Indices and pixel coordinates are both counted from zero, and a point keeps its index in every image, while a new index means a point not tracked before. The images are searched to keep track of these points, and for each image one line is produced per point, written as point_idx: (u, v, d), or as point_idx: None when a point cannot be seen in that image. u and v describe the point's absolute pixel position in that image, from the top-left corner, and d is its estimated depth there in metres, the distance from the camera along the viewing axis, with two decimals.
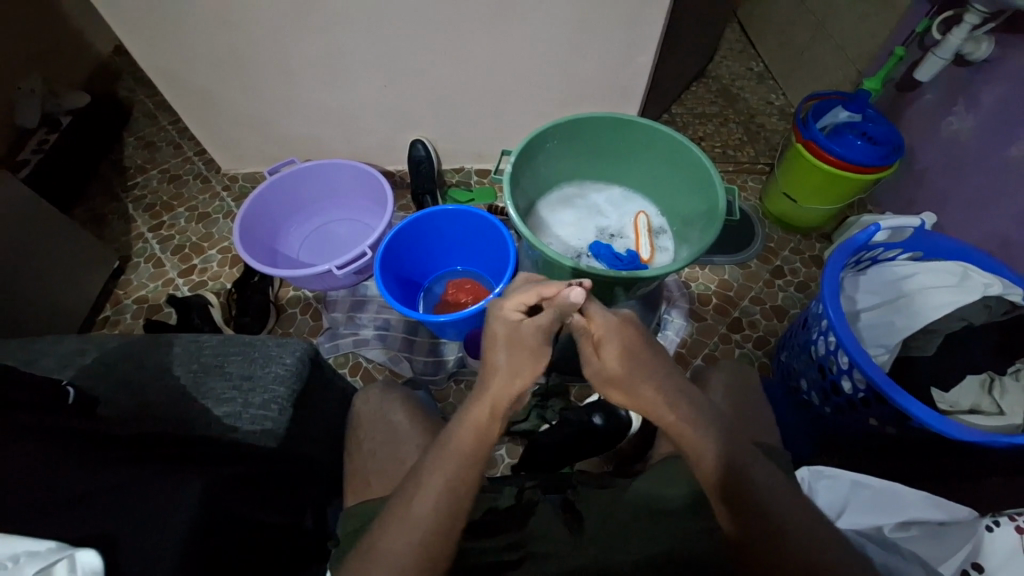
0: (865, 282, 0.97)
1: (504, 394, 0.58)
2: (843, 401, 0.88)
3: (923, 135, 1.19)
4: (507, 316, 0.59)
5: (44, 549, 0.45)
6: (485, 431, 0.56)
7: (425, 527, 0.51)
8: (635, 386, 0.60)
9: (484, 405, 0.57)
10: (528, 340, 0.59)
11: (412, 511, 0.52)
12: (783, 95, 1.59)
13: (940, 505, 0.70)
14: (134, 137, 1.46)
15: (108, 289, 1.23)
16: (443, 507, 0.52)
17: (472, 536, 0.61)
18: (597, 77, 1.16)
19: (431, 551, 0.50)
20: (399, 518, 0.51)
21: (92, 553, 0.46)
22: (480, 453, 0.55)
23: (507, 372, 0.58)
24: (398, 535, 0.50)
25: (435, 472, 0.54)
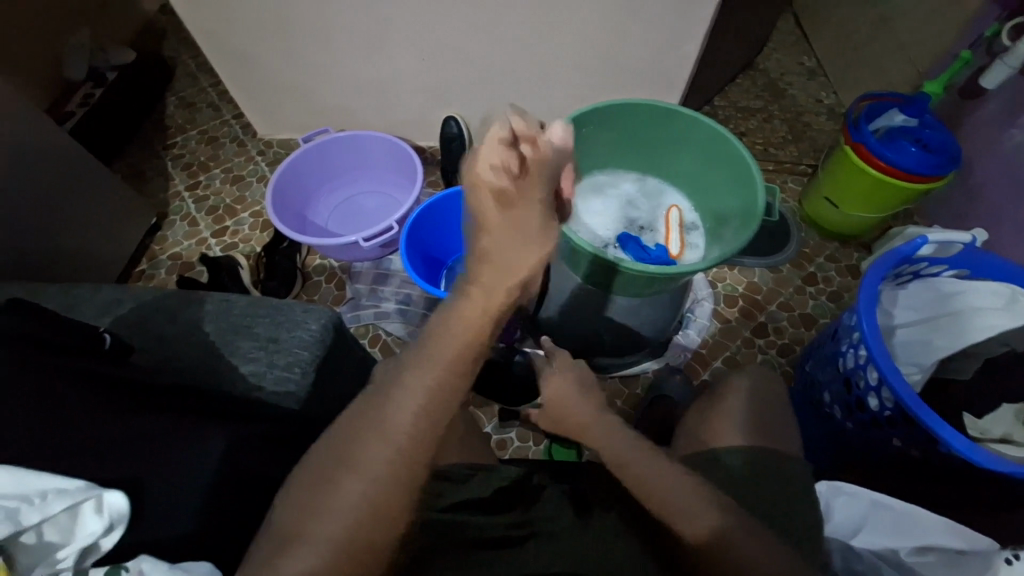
0: (905, 297, 0.92)
1: (495, 290, 0.56)
2: (868, 418, 0.86)
3: (984, 146, 1.11)
4: (495, 191, 0.54)
5: (72, 488, 0.47)
6: (473, 334, 0.54)
7: (399, 443, 0.49)
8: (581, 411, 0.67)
9: (474, 306, 0.55)
10: (525, 220, 0.56)
11: (386, 424, 0.49)
12: (834, 94, 1.51)
13: (962, 534, 0.66)
14: (176, 97, 1.49)
15: (145, 243, 1.27)
16: (423, 436, 0.50)
17: (462, 514, 0.60)
18: (640, 62, 1.12)
19: (402, 477, 0.48)
20: (370, 431, 0.49)
21: (119, 496, 0.48)
22: (471, 353, 0.54)
23: (506, 267, 0.56)
24: (371, 453, 0.48)
25: (417, 374, 0.51)
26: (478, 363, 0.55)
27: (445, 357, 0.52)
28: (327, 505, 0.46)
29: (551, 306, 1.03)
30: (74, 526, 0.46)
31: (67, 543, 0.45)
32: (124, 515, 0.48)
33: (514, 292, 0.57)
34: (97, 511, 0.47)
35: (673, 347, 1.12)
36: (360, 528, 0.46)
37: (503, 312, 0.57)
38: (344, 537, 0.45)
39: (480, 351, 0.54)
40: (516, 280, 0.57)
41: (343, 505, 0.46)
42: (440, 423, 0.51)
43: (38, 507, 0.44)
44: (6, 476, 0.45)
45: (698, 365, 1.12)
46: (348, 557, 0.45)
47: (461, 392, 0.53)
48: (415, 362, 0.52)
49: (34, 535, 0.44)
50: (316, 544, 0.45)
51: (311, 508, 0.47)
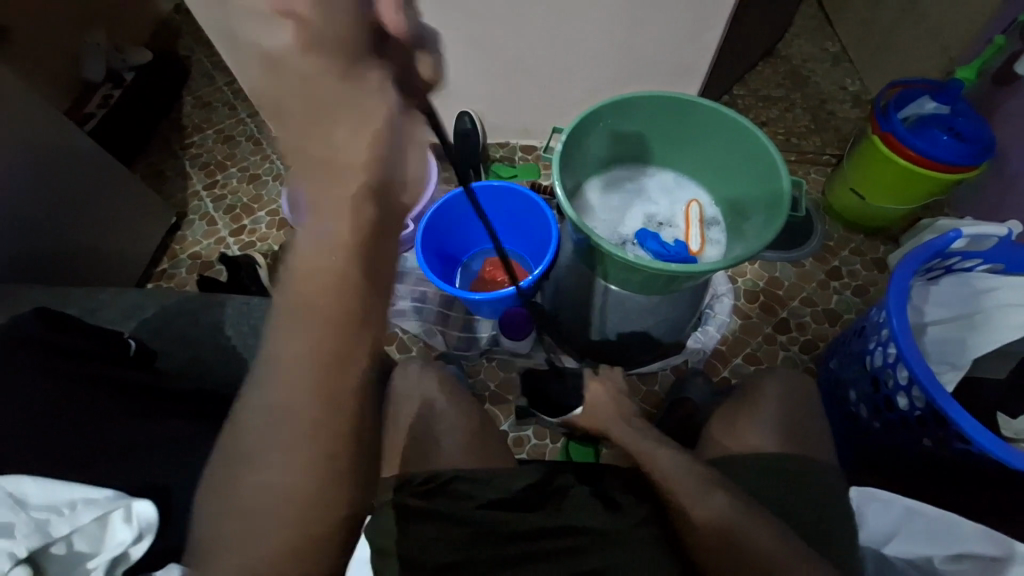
0: (937, 293, 0.88)
1: (332, 214, 0.35)
2: (896, 418, 0.83)
3: (1020, 135, 1.07)
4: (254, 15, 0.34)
5: (102, 497, 0.48)
6: (338, 285, 0.37)
7: (300, 433, 0.41)
8: (611, 420, 0.76)
9: (322, 260, 0.37)
10: (268, 53, 0.33)
11: (278, 411, 0.41)
12: (860, 81, 1.45)
13: (995, 539, 0.63)
14: (193, 96, 1.50)
15: (165, 243, 1.28)
16: (330, 427, 0.41)
17: (449, 500, 0.61)
18: (658, 52, 1.09)
19: (319, 469, 0.42)
20: (263, 420, 0.41)
21: (147, 504, 0.49)
22: (351, 313, 0.38)
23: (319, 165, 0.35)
24: (276, 447, 0.41)
25: (289, 352, 0.39)
26: (371, 322, 0.39)
27: (314, 327, 0.38)
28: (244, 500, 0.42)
29: (569, 301, 1.02)
30: (103, 535, 0.47)
31: (96, 553, 0.46)
32: (153, 523, 0.49)
33: (367, 204, 0.36)
34: (126, 520, 0.48)
35: (692, 344, 1.10)
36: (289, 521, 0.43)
37: (363, 250, 0.37)
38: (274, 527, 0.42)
39: (361, 308, 0.38)
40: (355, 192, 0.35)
41: (265, 503, 0.42)
42: (344, 405, 0.41)
43: (68, 517, 0.45)
44: (38, 487, 0.46)
45: (718, 363, 1.10)
46: (283, 548, 0.43)
47: (354, 363, 0.40)
48: (281, 335, 0.39)
49: (63, 546, 0.45)
50: (244, 545, 0.42)
51: (238, 510, 0.42)
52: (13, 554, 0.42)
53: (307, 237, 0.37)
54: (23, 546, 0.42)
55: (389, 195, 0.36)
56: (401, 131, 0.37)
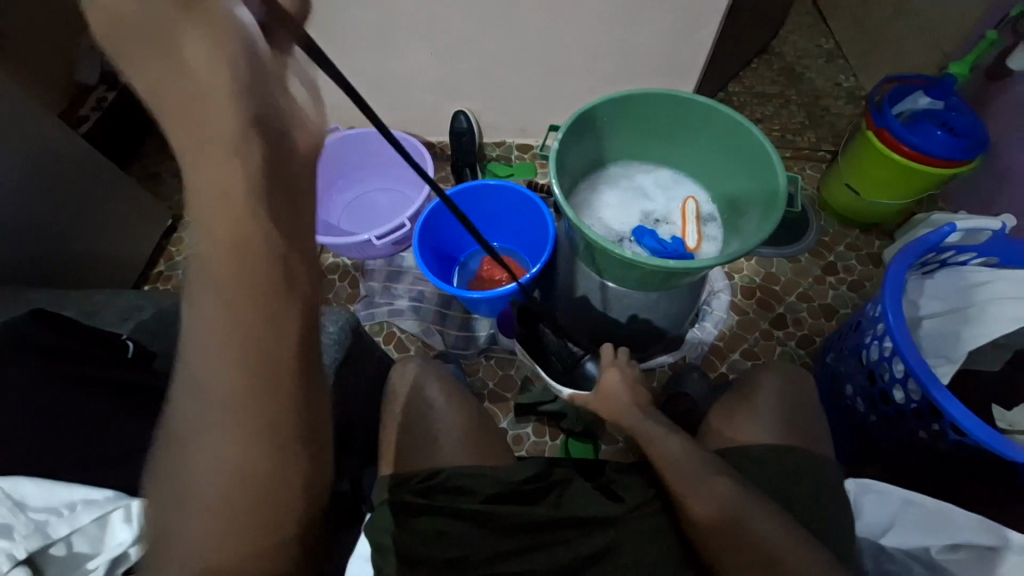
0: (932, 287, 0.89)
1: (219, 153, 0.32)
2: (892, 410, 0.84)
3: (1011, 129, 1.08)
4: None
5: (100, 498, 0.49)
6: (250, 228, 0.33)
7: (229, 412, 0.35)
8: (619, 405, 0.76)
9: (217, 211, 0.32)
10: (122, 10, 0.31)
11: (203, 388, 0.35)
12: (854, 76, 1.46)
13: (993, 530, 0.63)
14: None
15: (161, 245, 1.28)
16: (268, 401, 0.35)
17: (449, 497, 0.61)
18: (654, 50, 1.09)
19: (261, 454, 0.36)
20: (187, 404, 0.35)
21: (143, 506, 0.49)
22: (265, 260, 0.33)
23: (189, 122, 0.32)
24: (207, 433, 0.35)
25: (210, 310, 0.33)
26: (296, 272, 0.35)
27: (229, 282, 0.33)
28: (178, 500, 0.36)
29: (568, 298, 1.04)
30: (103, 535, 0.48)
31: (97, 552, 0.48)
32: None
33: (252, 140, 0.33)
34: (124, 521, 0.48)
35: (690, 340, 1.10)
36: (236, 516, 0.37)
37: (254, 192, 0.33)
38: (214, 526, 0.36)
39: (279, 254, 0.34)
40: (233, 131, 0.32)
41: (210, 493, 0.36)
42: (276, 375, 0.35)
43: (68, 518, 0.47)
44: (37, 488, 0.47)
45: (716, 359, 1.10)
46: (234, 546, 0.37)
47: (282, 322, 0.34)
48: (193, 298, 0.33)
49: (63, 547, 0.47)
50: (187, 536, 0.36)
51: (179, 502, 0.36)
52: (13, 555, 0.44)
53: (204, 178, 0.32)
54: (22, 548, 0.44)
55: (273, 137, 0.33)
56: (273, 73, 0.34)
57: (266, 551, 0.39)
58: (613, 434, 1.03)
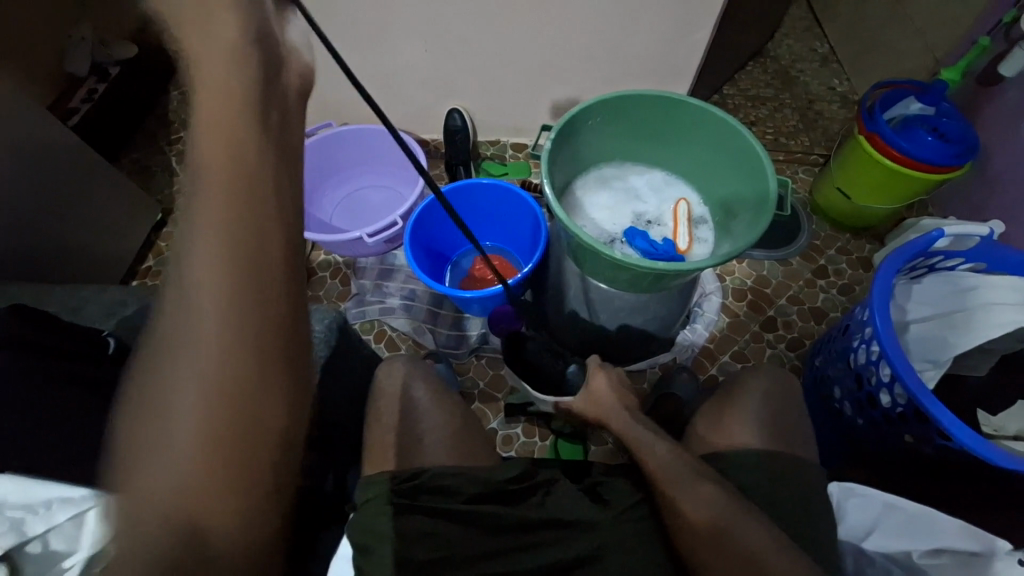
0: (919, 292, 0.89)
1: (225, 73, 0.38)
2: (880, 415, 0.84)
3: (1000, 136, 1.09)
4: None
5: (76, 496, 0.48)
6: (253, 144, 0.38)
7: (213, 319, 0.37)
8: (610, 406, 0.76)
9: (219, 127, 0.37)
10: None
11: (191, 294, 0.37)
12: (847, 81, 1.47)
13: (974, 535, 0.64)
14: (179, 91, 1.48)
15: (151, 240, 1.27)
16: (253, 299, 0.38)
17: (433, 497, 0.60)
18: (649, 50, 1.09)
19: (246, 358, 0.38)
20: (176, 307, 0.37)
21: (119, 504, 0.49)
22: (261, 169, 0.39)
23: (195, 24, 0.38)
24: (191, 342, 0.37)
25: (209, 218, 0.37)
26: (284, 190, 0.40)
27: (226, 191, 0.37)
28: (158, 405, 0.37)
29: (558, 299, 1.04)
30: (81, 533, 0.48)
31: (74, 550, 0.47)
32: None
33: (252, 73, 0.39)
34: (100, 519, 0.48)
35: (681, 342, 1.11)
36: (215, 426, 0.38)
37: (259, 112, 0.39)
38: (191, 434, 0.37)
39: (271, 168, 0.39)
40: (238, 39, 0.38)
41: (187, 416, 0.37)
42: (266, 282, 0.39)
43: (44, 516, 0.47)
44: (14, 487, 0.47)
45: (705, 360, 1.11)
46: (213, 469, 0.38)
47: (270, 223, 0.39)
48: (192, 203, 0.38)
49: (38, 545, 0.46)
50: (162, 463, 0.37)
51: (153, 428, 0.37)
52: None
53: (210, 92, 0.38)
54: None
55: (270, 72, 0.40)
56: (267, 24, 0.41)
57: (241, 486, 0.39)
58: (602, 435, 1.03)
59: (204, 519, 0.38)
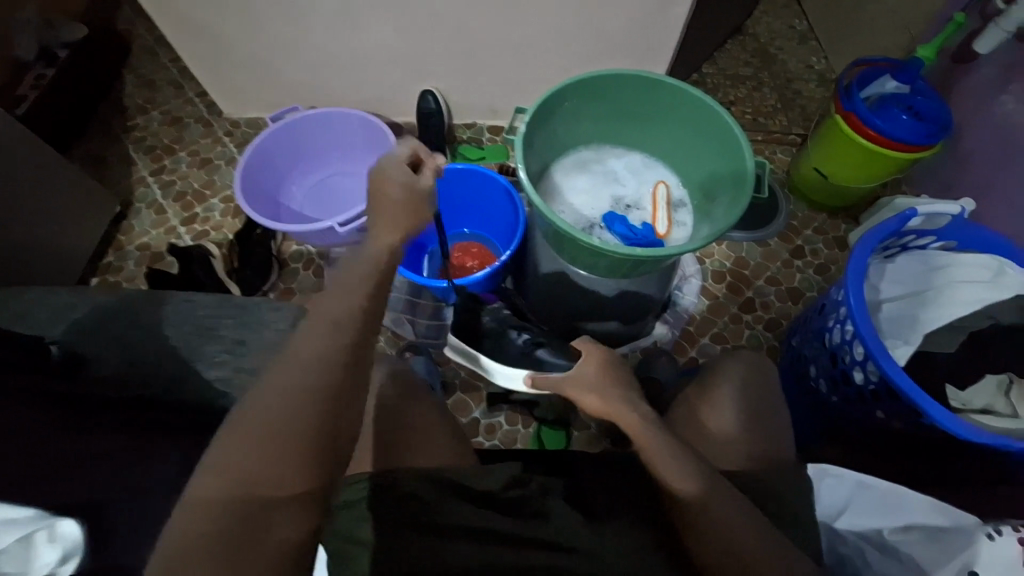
0: (892, 271, 0.91)
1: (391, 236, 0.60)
2: (853, 392, 0.86)
3: (973, 114, 1.09)
4: (387, 170, 0.63)
5: (21, 517, 0.45)
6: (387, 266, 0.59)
7: (325, 335, 0.49)
8: (614, 394, 0.66)
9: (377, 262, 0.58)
10: (384, 191, 0.62)
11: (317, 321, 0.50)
12: (825, 59, 1.46)
13: (942, 510, 0.67)
14: (134, 75, 1.40)
15: (110, 234, 1.21)
16: (346, 323, 0.50)
17: (404, 502, 0.57)
18: (625, 28, 1.07)
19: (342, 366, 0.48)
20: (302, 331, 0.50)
21: (72, 524, 0.46)
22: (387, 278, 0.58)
23: (383, 197, 0.62)
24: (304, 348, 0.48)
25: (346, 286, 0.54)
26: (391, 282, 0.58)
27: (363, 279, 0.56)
28: (258, 394, 0.45)
29: (536, 283, 1.03)
30: (31, 555, 0.43)
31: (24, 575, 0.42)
32: (79, 544, 0.46)
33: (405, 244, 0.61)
34: (49, 542, 0.44)
35: (662, 325, 1.10)
36: (294, 419, 0.44)
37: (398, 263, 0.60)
38: (275, 419, 0.44)
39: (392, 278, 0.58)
40: (406, 218, 0.62)
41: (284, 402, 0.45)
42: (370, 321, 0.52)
43: None
44: None
45: (686, 343, 1.11)
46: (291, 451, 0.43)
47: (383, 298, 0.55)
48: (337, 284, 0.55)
49: None
50: (250, 442, 0.43)
51: (256, 411, 0.44)
52: None
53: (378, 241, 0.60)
54: None
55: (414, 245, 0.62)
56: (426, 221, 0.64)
57: (303, 476, 0.43)
58: (585, 421, 1.03)
59: (258, 499, 0.42)
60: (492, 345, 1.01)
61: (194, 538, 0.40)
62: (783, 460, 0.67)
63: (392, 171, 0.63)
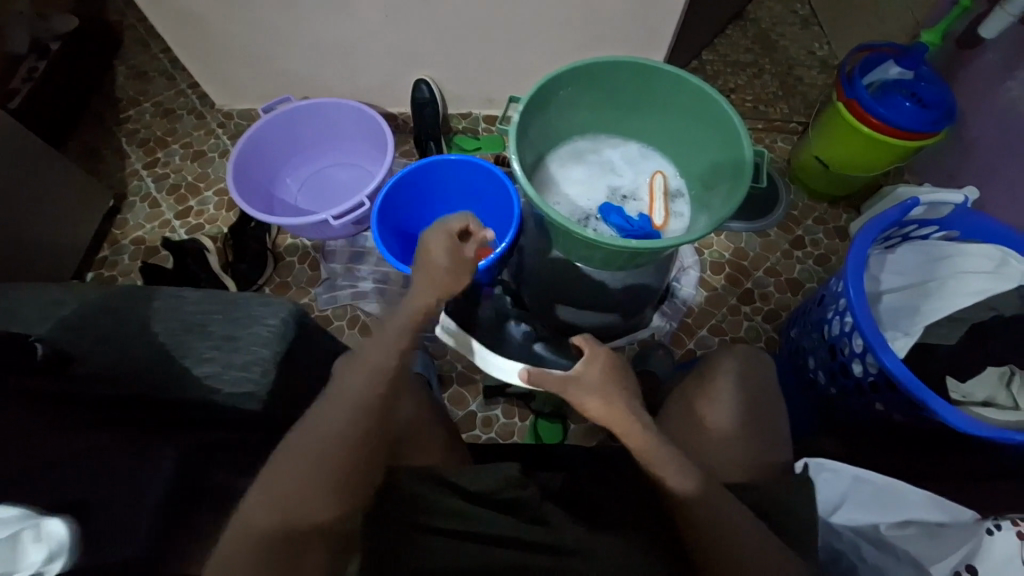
0: (892, 262, 0.90)
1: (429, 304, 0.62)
2: (852, 384, 0.86)
3: (977, 100, 1.07)
4: (438, 239, 0.62)
5: (9, 516, 0.45)
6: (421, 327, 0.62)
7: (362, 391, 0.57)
8: (616, 396, 0.59)
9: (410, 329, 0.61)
10: (431, 259, 0.62)
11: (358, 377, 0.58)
12: (827, 45, 1.43)
13: (941, 506, 0.67)
14: (126, 66, 1.38)
15: (104, 228, 1.20)
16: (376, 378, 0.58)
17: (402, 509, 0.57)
18: (621, 14, 1.04)
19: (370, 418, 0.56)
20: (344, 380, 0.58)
21: (59, 522, 0.47)
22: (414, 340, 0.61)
23: (431, 258, 0.62)
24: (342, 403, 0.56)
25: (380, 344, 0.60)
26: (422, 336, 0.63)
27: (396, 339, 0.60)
28: (302, 433, 0.55)
29: (533, 276, 1.03)
30: (17, 555, 0.44)
31: (11, 574, 0.43)
32: (65, 543, 0.46)
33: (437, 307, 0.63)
34: (35, 541, 0.45)
35: (659, 317, 1.10)
36: (327, 462, 0.54)
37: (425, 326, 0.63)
38: (315, 461, 0.54)
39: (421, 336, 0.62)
40: (451, 282, 0.63)
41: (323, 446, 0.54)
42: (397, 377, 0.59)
43: None
44: None
45: (684, 336, 1.10)
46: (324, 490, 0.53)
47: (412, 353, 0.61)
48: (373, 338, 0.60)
49: None
50: (293, 477, 0.53)
51: (299, 453, 0.54)
52: None
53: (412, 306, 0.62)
54: None
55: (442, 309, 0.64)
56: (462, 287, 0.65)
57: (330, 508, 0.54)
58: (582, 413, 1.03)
59: (293, 525, 0.52)
60: (493, 338, 1.02)
61: (245, 550, 0.51)
62: (777, 453, 0.66)
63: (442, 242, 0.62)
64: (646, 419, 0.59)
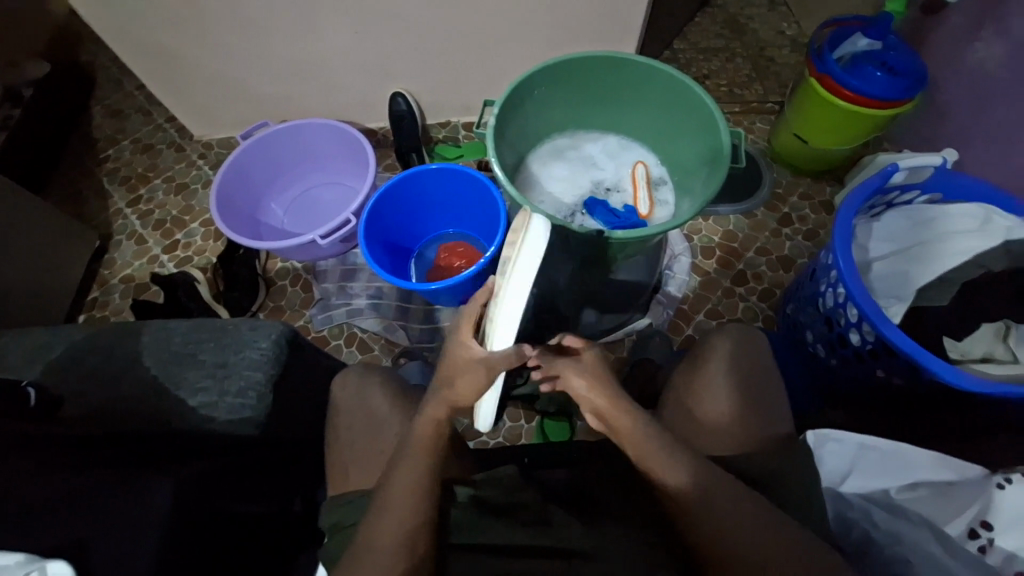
0: (879, 229, 0.90)
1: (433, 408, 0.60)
2: (850, 353, 0.86)
3: (947, 65, 1.08)
4: (460, 341, 0.59)
5: (12, 562, 0.45)
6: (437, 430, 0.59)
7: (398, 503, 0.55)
8: (606, 382, 0.60)
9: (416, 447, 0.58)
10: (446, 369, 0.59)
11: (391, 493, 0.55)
12: (795, 24, 1.45)
13: (951, 465, 0.67)
14: (102, 106, 1.38)
15: (92, 269, 1.19)
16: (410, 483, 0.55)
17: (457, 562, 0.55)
18: (588, 11, 1.05)
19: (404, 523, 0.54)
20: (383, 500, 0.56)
21: (62, 564, 0.46)
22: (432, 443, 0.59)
23: (456, 389, 0.58)
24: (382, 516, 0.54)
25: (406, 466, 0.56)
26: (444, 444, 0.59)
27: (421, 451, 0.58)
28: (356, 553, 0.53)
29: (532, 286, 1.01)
30: None
31: None
32: None
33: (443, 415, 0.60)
34: None
35: (655, 306, 1.10)
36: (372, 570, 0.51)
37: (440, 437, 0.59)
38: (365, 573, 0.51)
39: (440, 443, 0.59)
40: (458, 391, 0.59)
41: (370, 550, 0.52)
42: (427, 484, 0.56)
43: None
44: None
45: (681, 322, 1.10)
46: None
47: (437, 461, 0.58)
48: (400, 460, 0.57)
49: None
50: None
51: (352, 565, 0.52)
52: None
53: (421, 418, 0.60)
54: None
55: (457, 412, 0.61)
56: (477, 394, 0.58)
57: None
58: None
59: None
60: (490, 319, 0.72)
61: None
62: (779, 428, 0.66)
63: (457, 347, 0.59)
64: (631, 422, 0.58)
